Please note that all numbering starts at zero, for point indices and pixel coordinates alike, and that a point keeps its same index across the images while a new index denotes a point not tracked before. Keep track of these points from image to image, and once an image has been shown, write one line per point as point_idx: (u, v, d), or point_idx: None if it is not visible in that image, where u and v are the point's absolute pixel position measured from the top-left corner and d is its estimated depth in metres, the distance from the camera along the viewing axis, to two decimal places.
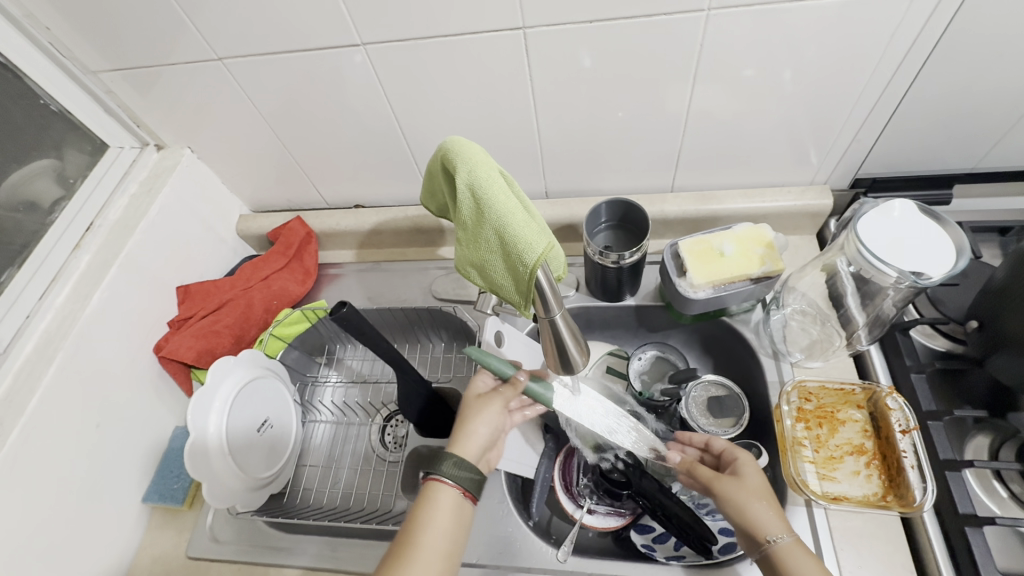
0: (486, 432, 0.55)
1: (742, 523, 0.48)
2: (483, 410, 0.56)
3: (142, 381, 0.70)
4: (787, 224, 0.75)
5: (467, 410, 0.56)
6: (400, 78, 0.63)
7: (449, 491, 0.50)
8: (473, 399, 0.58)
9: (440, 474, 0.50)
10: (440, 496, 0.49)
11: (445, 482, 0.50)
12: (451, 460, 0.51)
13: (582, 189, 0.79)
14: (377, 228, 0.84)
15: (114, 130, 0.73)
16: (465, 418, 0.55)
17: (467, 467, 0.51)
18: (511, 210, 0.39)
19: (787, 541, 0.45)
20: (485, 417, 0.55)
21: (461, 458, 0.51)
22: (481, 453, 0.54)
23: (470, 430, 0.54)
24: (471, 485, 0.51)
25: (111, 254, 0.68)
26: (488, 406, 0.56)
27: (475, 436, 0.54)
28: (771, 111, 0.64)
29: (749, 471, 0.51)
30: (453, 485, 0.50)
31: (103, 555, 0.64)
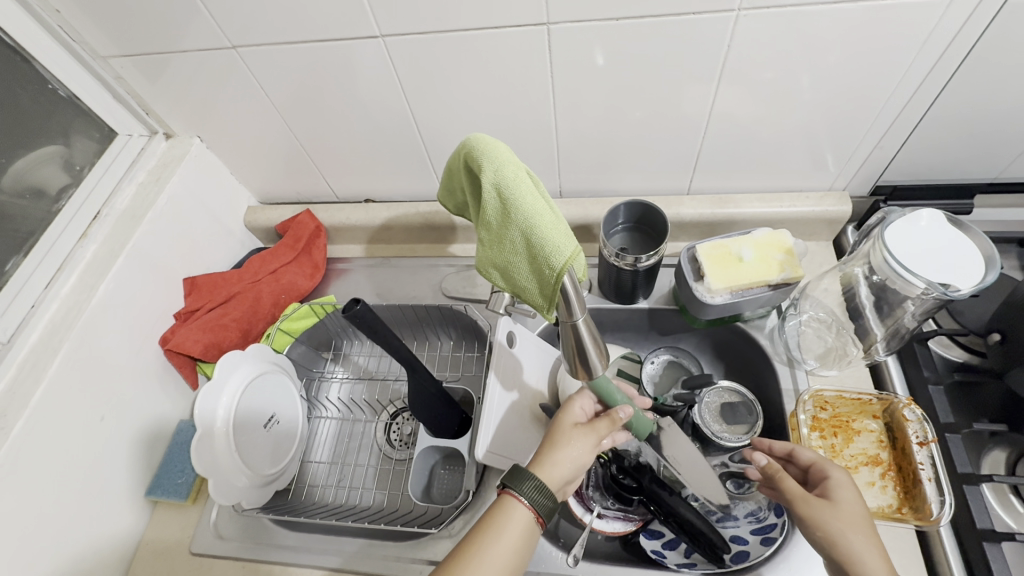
0: (572, 465, 0.51)
1: (835, 555, 0.44)
2: (575, 441, 0.52)
3: (147, 374, 0.69)
4: (804, 229, 0.75)
5: (557, 434, 0.53)
6: (418, 73, 0.62)
7: (522, 510, 0.47)
8: (569, 426, 0.54)
9: (519, 493, 0.47)
10: (515, 515, 0.46)
11: (520, 501, 0.47)
12: (532, 480, 0.47)
13: (597, 189, 0.78)
14: (387, 224, 0.83)
15: (122, 118, 0.72)
16: (556, 444, 0.52)
17: (547, 493, 0.47)
18: (540, 212, 0.38)
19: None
20: (573, 450, 0.51)
21: (542, 482, 0.48)
22: (562, 483, 0.50)
23: (556, 457, 0.50)
24: (545, 512, 0.48)
25: (118, 244, 0.67)
26: (582, 437, 0.52)
27: (563, 465, 0.50)
28: (794, 115, 0.63)
29: (846, 498, 0.47)
30: (528, 506, 0.47)
31: (106, 549, 0.63)
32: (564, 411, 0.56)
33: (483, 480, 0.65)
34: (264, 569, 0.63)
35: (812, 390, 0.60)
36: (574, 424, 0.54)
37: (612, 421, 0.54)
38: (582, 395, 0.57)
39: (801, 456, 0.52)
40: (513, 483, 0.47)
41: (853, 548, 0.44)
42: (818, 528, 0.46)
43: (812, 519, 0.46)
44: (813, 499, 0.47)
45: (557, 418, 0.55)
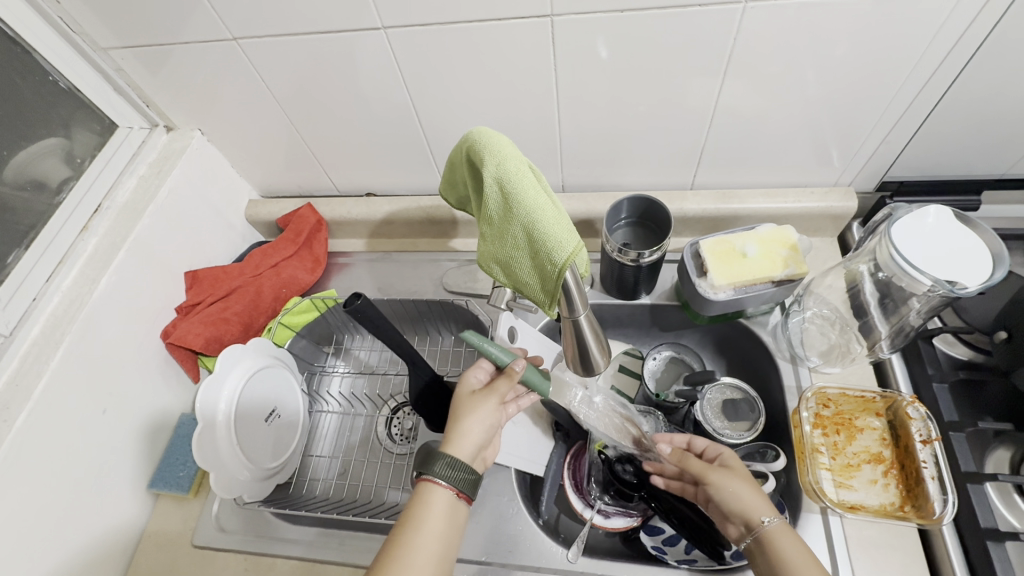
0: (481, 430, 0.51)
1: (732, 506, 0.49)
2: (476, 407, 0.52)
3: (150, 366, 0.69)
4: (808, 226, 0.74)
5: (460, 408, 0.53)
6: (419, 65, 0.62)
7: (442, 490, 0.48)
8: (467, 394, 0.55)
9: (434, 475, 0.48)
10: (434, 498, 0.48)
11: (438, 483, 0.48)
12: (443, 460, 0.49)
13: (600, 184, 0.77)
14: (389, 218, 0.83)
15: (123, 110, 0.71)
16: (459, 416, 0.52)
17: (460, 467, 0.49)
18: (542, 206, 0.37)
19: (777, 524, 0.46)
20: (478, 416, 0.52)
21: (454, 458, 0.49)
22: (475, 452, 0.51)
23: (462, 429, 0.51)
24: (466, 486, 0.49)
25: (120, 237, 0.67)
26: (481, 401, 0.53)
27: (469, 432, 0.51)
28: (801, 110, 0.62)
29: (736, 463, 0.53)
30: (447, 487, 0.48)
31: (109, 540, 0.63)
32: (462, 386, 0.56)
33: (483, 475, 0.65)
34: (266, 562, 0.63)
35: (816, 387, 0.60)
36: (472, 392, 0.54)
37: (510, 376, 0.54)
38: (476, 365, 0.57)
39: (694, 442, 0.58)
40: (426, 469, 0.49)
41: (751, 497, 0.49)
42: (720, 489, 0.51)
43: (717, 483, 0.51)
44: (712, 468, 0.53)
45: (455, 395, 0.55)
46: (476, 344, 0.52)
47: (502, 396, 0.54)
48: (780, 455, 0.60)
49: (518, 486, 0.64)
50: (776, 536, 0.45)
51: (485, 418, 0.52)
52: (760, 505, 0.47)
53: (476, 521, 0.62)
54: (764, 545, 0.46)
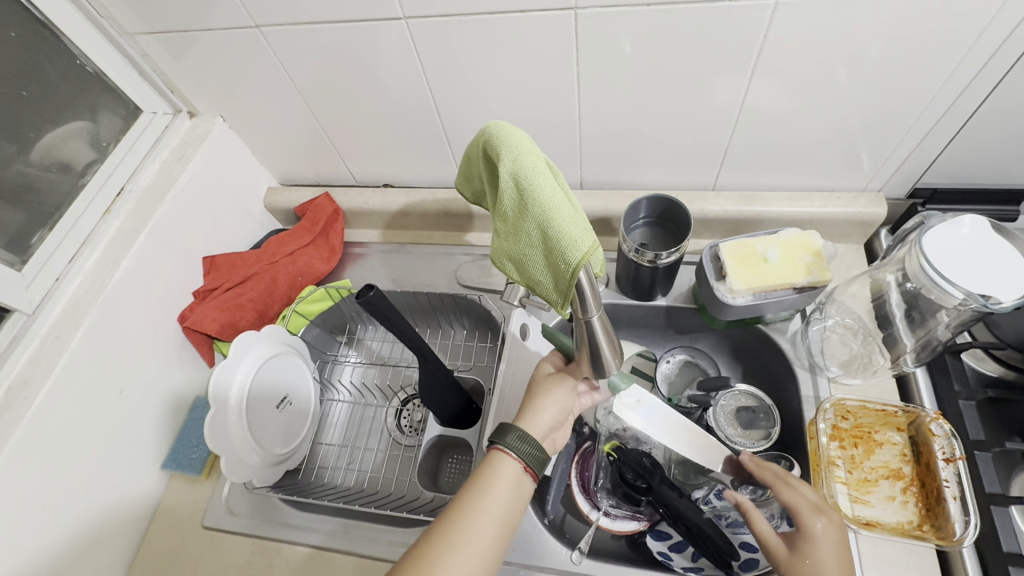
0: (554, 412, 0.54)
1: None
2: (552, 389, 0.55)
3: (167, 350, 0.70)
4: (834, 232, 0.71)
5: (535, 387, 0.56)
6: (438, 57, 0.61)
7: (512, 463, 0.49)
8: (544, 378, 0.57)
9: (505, 445, 0.49)
10: (502, 465, 0.49)
11: (508, 455, 0.49)
12: (518, 435, 0.50)
13: (619, 182, 0.76)
14: (405, 210, 0.82)
15: (148, 96, 0.72)
16: (535, 395, 0.55)
17: (533, 443, 0.50)
18: (558, 204, 0.36)
19: None
20: (552, 398, 0.54)
21: (526, 432, 0.51)
22: (546, 431, 0.53)
23: (537, 407, 0.54)
24: (535, 463, 0.50)
25: (140, 221, 0.68)
26: (560, 385, 0.55)
27: (541, 409, 0.54)
28: (831, 111, 0.60)
29: (818, 536, 0.45)
30: (515, 458, 0.49)
31: (123, 518, 0.64)
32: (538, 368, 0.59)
33: None
34: (272, 547, 0.64)
35: (834, 398, 0.58)
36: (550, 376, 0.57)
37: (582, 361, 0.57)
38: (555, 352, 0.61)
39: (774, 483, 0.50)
40: (501, 438, 0.50)
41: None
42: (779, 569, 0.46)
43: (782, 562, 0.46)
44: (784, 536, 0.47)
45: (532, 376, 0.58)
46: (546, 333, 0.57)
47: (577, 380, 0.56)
48: (794, 465, 0.58)
49: None
50: None
51: (561, 399, 0.54)
52: None
53: None
54: None
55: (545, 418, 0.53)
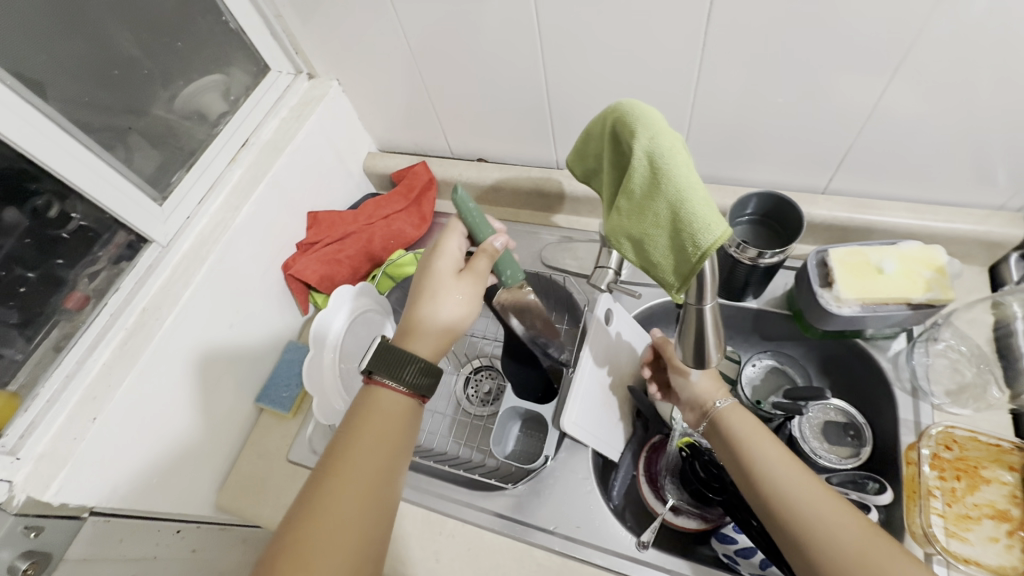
0: (458, 316, 0.53)
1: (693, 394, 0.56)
2: (456, 291, 0.53)
3: (271, 294, 0.75)
4: (955, 251, 0.66)
5: (439, 287, 0.54)
6: (554, 33, 0.61)
7: (399, 393, 0.49)
8: (444, 272, 0.55)
9: (400, 381, 0.49)
10: (387, 405, 0.49)
11: (394, 387, 0.49)
12: (412, 366, 0.50)
13: (721, 177, 0.74)
14: (497, 185, 0.84)
15: (276, 56, 0.77)
16: (437, 297, 0.53)
17: (429, 373, 0.51)
18: (693, 186, 0.36)
19: (727, 404, 0.53)
20: (456, 300, 0.53)
21: (426, 364, 0.51)
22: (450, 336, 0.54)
23: (437, 316, 0.53)
24: (426, 390, 0.51)
25: (260, 172, 0.72)
26: (463, 288, 0.54)
27: (445, 310, 0.53)
28: (977, 120, 0.55)
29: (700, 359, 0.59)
30: (407, 393, 0.50)
31: (222, 441, 0.71)
32: (435, 258, 0.55)
33: (559, 449, 0.66)
34: None
35: (942, 425, 0.54)
36: (454, 272, 0.55)
37: (487, 254, 0.54)
38: (458, 234, 0.56)
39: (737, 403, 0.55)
40: (389, 374, 0.49)
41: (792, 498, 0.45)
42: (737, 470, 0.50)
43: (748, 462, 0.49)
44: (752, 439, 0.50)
45: (432, 267, 0.55)
46: (463, 207, 0.52)
47: (479, 278, 0.54)
48: (885, 487, 0.54)
49: (593, 466, 0.65)
50: (725, 412, 0.53)
51: (462, 302, 0.54)
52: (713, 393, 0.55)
53: (550, 491, 0.63)
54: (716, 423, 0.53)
55: (449, 320, 0.53)
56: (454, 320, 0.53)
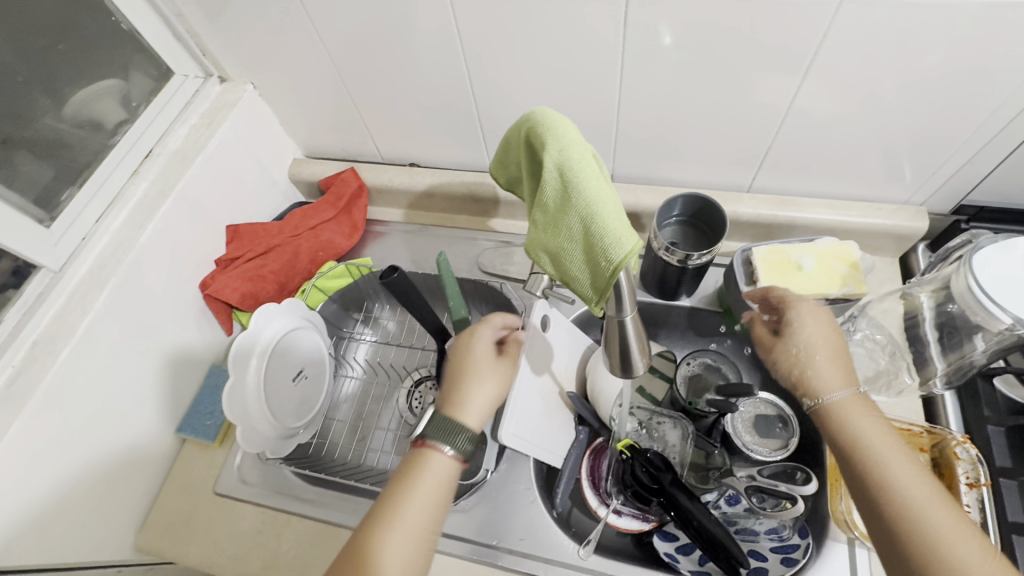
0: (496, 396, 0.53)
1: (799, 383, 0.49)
2: (495, 373, 0.53)
3: (188, 316, 0.70)
4: (868, 243, 0.69)
5: (481, 369, 0.53)
6: (477, 33, 0.59)
7: (450, 460, 0.47)
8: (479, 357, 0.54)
9: (448, 445, 0.47)
10: (441, 465, 0.47)
11: (446, 453, 0.47)
12: (466, 433, 0.48)
13: (651, 177, 0.74)
14: (430, 191, 0.81)
15: (180, 58, 0.71)
16: (477, 379, 0.52)
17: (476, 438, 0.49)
18: (604, 198, 0.35)
19: (841, 402, 0.46)
20: (496, 382, 0.53)
21: (469, 430, 0.49)
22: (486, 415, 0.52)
23: (478, 394, 0.51)
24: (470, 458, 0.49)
25: (167, 185, 0.67)
26: (504, 368, 0.54)
27: (478, 395, 0.51)
28: (882, 118, 0.57)
29: (806, 333, 0.51)
30: (455, 457, 0.47)
31: (140, 477, 0.66)
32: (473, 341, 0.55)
33: (500, 460, 0.65)
34: (282, 518, 0.65)
35: None
36: (491, 356, 0.54)
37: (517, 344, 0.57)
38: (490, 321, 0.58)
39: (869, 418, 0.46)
40: (443, 439, 0.47)
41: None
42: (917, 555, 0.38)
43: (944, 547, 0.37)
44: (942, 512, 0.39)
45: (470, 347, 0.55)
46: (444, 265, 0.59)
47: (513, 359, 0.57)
48: (811, 477, 0.56)
49: (535, 476, 0.64)
50: (834, 412, 0.46)
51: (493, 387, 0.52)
52: (827, 383, 0.47)
53: (492, 505, 0.62)
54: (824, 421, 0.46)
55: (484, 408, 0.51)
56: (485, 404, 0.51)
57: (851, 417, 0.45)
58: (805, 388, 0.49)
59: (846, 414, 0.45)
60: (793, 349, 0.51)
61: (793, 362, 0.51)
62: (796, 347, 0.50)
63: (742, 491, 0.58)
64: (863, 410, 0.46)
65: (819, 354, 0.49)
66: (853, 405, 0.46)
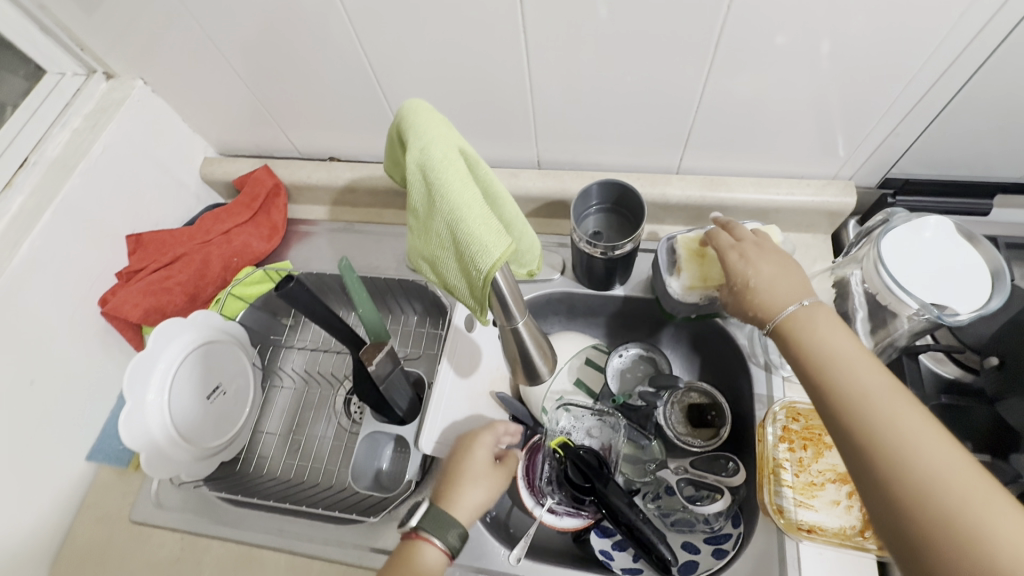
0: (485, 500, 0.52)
1: (753, 313, 0.47)
2: (488, 482, 0.53)
3: (87, 336, 0.65)
4: (801, 221, 0.67)
5: (472, 470, 0.53)
6: (371, 19, 0.55)
7: (437, 551, 0.47)
8: (478, 460, 0.54)
9: (436, 539, 0.47)
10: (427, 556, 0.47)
11: (435, 545, 0.47)
12: (459, 528, 0.49)
13: (578, 162, 0.71)
14: (351, 185, 0.76)
15: (53, 54, 0.65)
16: (470, 479, 0.52)
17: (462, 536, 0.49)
18: (467, 202, 0.32)
19: (796, 315, 0.44)
20: (488, 487, 0.53)
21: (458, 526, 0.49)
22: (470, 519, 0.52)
23: (471, 492, 0.52)
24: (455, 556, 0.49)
25: (46, 198, 0.62)
26: (497, 480, 0.54)
27: (472, 497, 0.52)
28: (800, 93, 0.55)
29: (740, 268, 0.49)
30: (441, 551, 0.48)
31: (45, 510, 0.61)
32: (474, 444, 0.55)
33: (429, 468, 0.62)
34: (203, 543, 0.61)
35: (785, 400, 0.57)
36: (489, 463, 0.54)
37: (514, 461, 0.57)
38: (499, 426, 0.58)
39: (833, 320, 0.43)
40: (433, 532, 0.48)
41: (994, 522, 0.29)
42: (866, 458, 0.35)
43: (895, 450, 0.34)
44: (904, 411, 0.35)
45: (469, 446, 0.55)
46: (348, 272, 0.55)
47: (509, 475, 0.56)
48: (740, 467, 0.57)
49: None
50: (796, 327, 0.43)
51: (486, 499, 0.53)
52: (777, 303, 0.45)
53: None
54: (788, 342, 0.44)
55: (476, 509, 0.52)
56: (481, 501, 0.52)
57: (807, 328, 0.43)
58: (757, 319, 0.47)
59: (806, 327, 0.43)
60: (732, 291, 0.49)
61: (739, 300, 0.48)
62: (734, 280, 0.49)
63: (675, 483, 0.58)
64: (820, 317, 0.43)
65: (754, 278, 0.47)
66: (810, 319, 0.43)
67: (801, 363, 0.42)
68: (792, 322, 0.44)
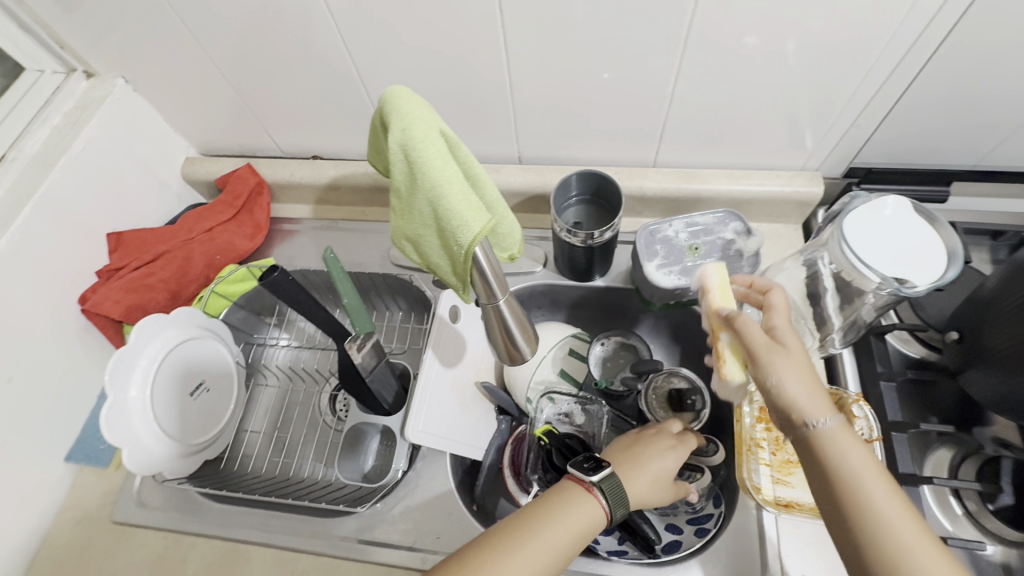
0: (653, 496, 0.50)
1: (788, 405, 0.39)
2: (664, 484, 0.50)
3: (66, 335, 0.64)
4: (772, 211, 0.70)
5: (658, 460, 0.51)
6: (354, 18, 0.56)
7: (598, 512, 0.44)
8: (667, 465, 0.51)
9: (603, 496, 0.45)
10: (582, 507, 0.44)
11: (598, 501, 0.45)
12: (624, 510, 0.46)
13: (558, 157, 0.72)
14: (334, 183, 0.77)
15: (32, 52, 0.65)
16: (653, 464, 0.50)
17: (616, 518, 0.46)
18: (449, 181, 0.34)
19: (835, 427, 0.38)
20: (660, 489, 0.50)
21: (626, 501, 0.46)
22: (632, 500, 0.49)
23: (648, 478, 0.49)
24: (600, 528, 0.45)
25: (24, 194, 0.61)
26: (666, 491, 0.51)
27: (648, 488, 0.49)
28: (768, 88, 0.57)
29: (794, 341, 0.42)
30: (599, 508, 0.44)
31: (23, 512, 0.60)
32: (672, 443, 0.53)
33: (415, 459, 0.63)
34: (186, 541, 0.61)
35: None
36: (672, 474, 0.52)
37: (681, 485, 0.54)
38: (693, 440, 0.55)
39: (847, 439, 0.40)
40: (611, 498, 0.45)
41: None
42: None
43: None
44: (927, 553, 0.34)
45: (669, 443, 0.52)
46: (333, 265, 0.56)
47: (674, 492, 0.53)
48: (721, 449, 0.58)
49: (452, 469, 0.62)
50: (832, 441, 0.38)
51: (653, 495, 0.50)
52: (816, 405, 0.39)
53: (408, 506, 0.60)
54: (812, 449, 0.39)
55: (640, 497, 0.49)
56: (647, 493, 0.49)
57: (837, 449, 0.38)
58: (799, 408, 0.39)
59: (834, 448, 0.38)
60: (787, 349, 0.42)
61: (793, 362, 0.41)
62: (785, 350, 0.41)
63: None
64: (846, 438, 0.38)
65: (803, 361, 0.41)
66: (842, 437, 0.38)
67: (817, 473, 0.39)
68: (826, 434, 0.38)
